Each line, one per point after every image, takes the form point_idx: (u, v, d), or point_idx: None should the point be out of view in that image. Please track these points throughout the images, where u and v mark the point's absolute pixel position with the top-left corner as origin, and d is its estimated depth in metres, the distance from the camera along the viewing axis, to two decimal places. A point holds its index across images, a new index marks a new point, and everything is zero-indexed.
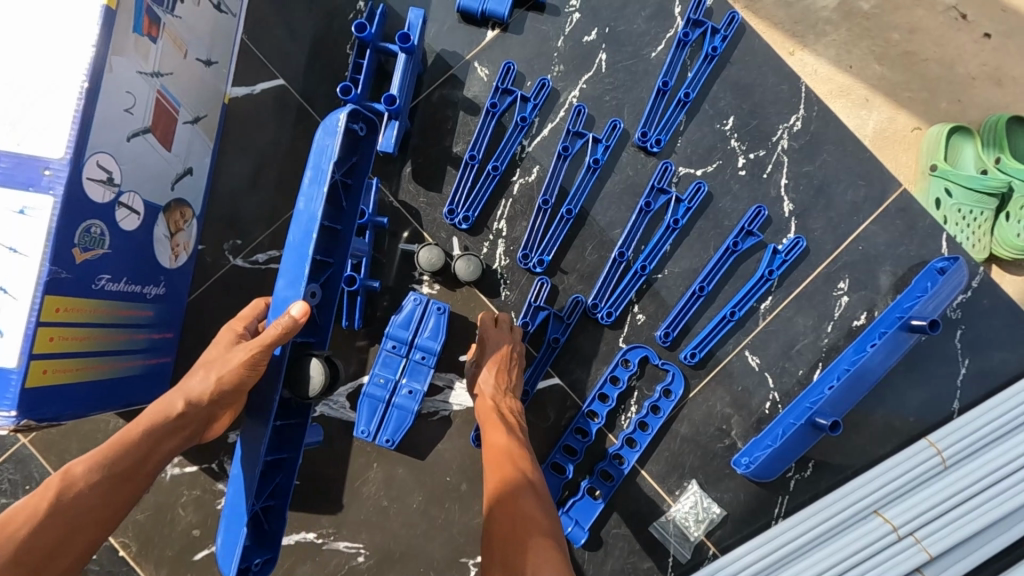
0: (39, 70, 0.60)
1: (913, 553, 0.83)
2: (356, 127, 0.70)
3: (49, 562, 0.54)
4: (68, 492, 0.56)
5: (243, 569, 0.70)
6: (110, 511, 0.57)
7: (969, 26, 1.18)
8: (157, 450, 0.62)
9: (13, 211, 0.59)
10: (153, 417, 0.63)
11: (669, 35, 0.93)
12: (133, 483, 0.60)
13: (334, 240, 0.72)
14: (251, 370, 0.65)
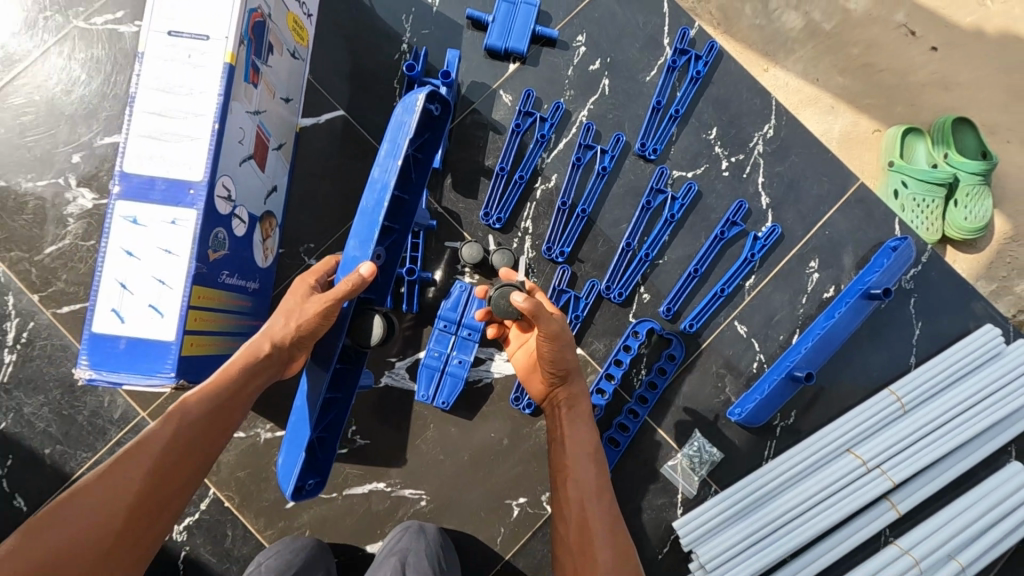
0: (182, 115, 0.79)
1: (879, 482, 1.01)
2: (433, 108, 0.87)
3: (179, 471, 0.66)
4: (183, 419, 0.68)
5: (301, 488, 0.87)
6: (217, 434, 0.71)
7: (917, 40, 1.38)
8: (248, 386, 0.77)
9: (167, 222, 0.78)
10: (241, 359, 0.78)
11: (659, 62, 1.12)
12: (231, 410, 0.74)
13: (400, 208, 0.88)
14: (321, 320, 0.81)
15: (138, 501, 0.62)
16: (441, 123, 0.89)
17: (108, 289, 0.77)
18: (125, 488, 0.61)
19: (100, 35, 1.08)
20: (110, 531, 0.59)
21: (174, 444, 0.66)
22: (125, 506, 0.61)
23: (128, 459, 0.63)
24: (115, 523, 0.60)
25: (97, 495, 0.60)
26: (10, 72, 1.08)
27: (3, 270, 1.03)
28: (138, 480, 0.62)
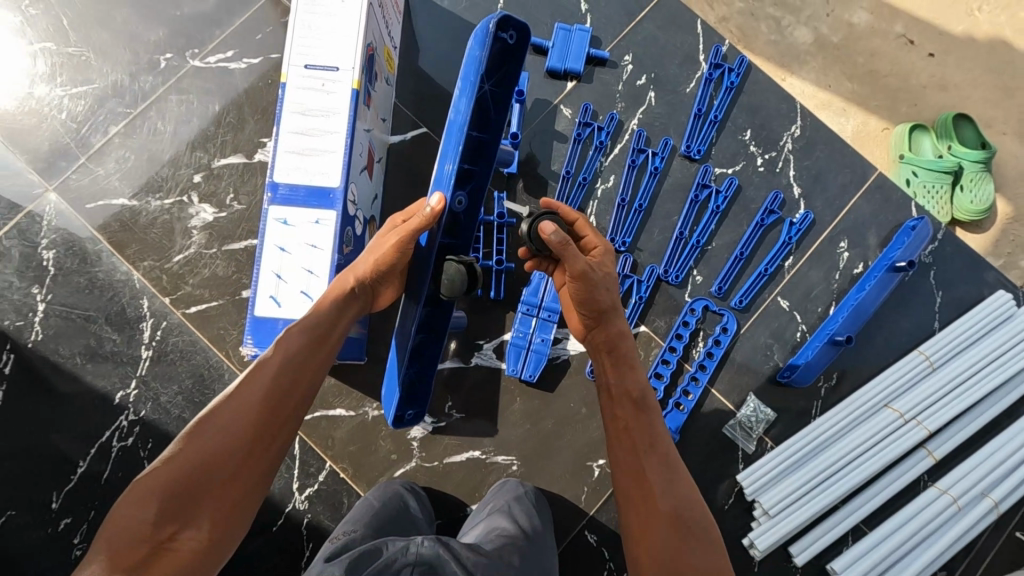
0: (320, 134, 0.95)
1: (916, 430, 1.15)
2: (507, 35, 0.87)
3: (287, 395, 0.76)
4: (278, 355, 0.78)
5: (402, 417, 0.97)
6: (313, 362, 0.80)
7: (915, 48, 1.55)
8: (339, 319, 0.85)
9: (311, 222, 0.94)
10: (329, 297, 0.86)
11: (697, 76, 1.29)
12: (324, 341, 0.82)
13: (480, 148, 0.90)
14: (395, 253, 0.85)
15: (250, 423, 0.73)
16: (520, 51, 0.89)
17: (266, 279, 0.93)
18: (239, 414, 0.73)
19: (214, 73, 1.26)
20: (234, 445, 0.71)
21: (275, 375, 0.77)
22: (243, 427, 0.72)
23: (241, 390, 0.75)
24: (236, 440, 0.72)
25: (221, 419, 0.73)
26: (138, 108, 1.25)
27: (139, 278, 1.19)
28: (250, 406, 0.74)
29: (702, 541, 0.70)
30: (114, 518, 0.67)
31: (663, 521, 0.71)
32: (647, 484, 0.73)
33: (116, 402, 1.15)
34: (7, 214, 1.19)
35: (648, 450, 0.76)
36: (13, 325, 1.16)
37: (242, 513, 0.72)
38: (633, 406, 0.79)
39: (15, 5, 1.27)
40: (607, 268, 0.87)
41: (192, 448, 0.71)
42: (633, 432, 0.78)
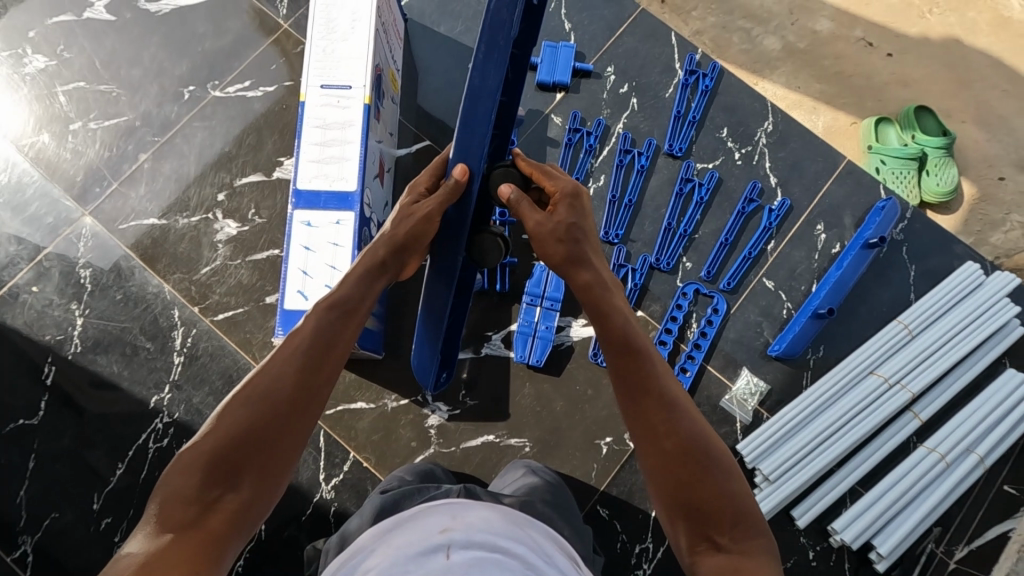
0: (337, 144, 1.06)
1: (900, 393, 1.22)
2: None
3: (321, 366, 0.76)
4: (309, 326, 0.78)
5: (438, 380, 1.10)
6: (343, 332, 0.79)
7: (875, 49, 1.69)
8: (369, 290, 0.85)
9: (333, 222, 1.04)
10: (356, 269, 0.86)
11: (675, 82, 1.41)
12: (353, 311, 0.82)
13: (507, 112, 0.86)
14: (426, 222, 0.86)
15: (284, 390, 0.72)
16: (543, 9, 0.80)
17: (294, 276, 1.03)
18: (273, 382, 0.72)
19: (234, 101, 1.38)
20: (270, 411, 0.71)
21: (305, 345, 0.76)
22: (278, 394, 0.72)
23: (274, 361, 0.75)
24: (270, 407, 0.71)
25: (255, 388, 0.72)
26: (165, 136, 1.37)
27: (169, 290, 1.29)
28: (284, 375, 0.73)
29: (718, 470, 0.70)
30: (164, 489, 0.67)
31: (677, 462, 0.70)
32: (654, 428, 0.72)
33: (151, 405, 1.23)
34: (48, 238, 1.31)
35: (649, 394, 0.74)
36: (54, 339, 1.26)
37: (281, 481, 0.71)
38: (627, 354, 0.77)
39: (52, 51, 1.40)
40: (577, 209, 0.87)
41: (229, 417, 0.70)
42: (632, 381, 0.75)
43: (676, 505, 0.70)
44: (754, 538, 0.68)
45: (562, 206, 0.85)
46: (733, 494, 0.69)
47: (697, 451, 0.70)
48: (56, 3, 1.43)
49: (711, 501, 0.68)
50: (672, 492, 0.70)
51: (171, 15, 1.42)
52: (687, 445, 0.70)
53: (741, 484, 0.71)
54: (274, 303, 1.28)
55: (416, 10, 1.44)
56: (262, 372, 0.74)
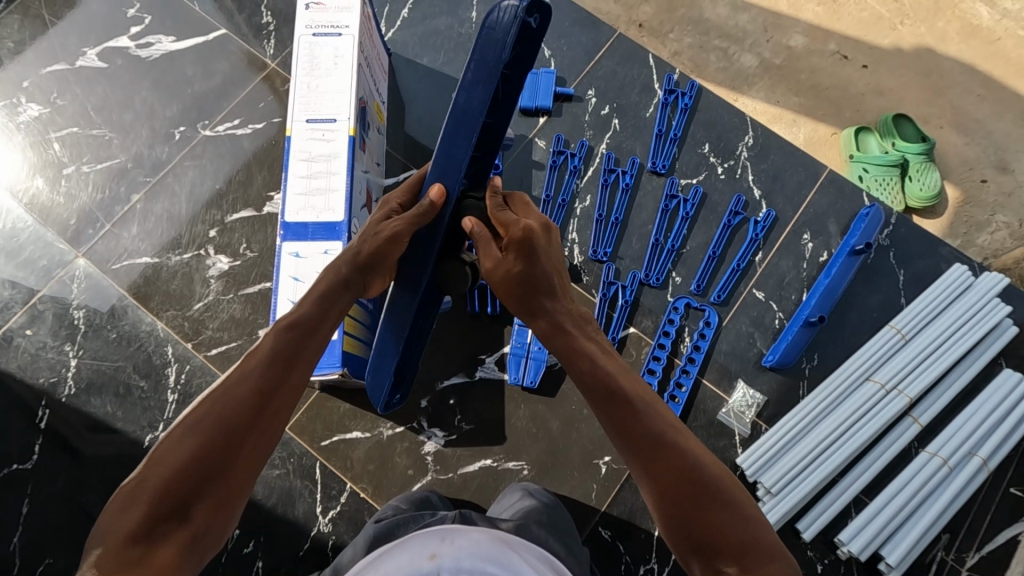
0: (324, 176, 1.08)
1: (897, 399, 1.21)
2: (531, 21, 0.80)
3: (278, 388, 0.74)
4: (265, 348, 0.78)
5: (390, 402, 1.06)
6: (302, 353, 0.78)
7: (850, 62, 1.73)
8: (330, 309, 0.84)
9: (321, 252, 1.06)
10: (316, 288, 0.85)
11: (654, 102, 1.44)
12: (311, 329, 0.81)
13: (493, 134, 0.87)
14: (394, 242, 0.85)
15: (238, 413, 0.70)
16: (538, 34, 0.82)
17: (283, 307, 1.04)
18: (225, 406, 0.70)
19: (224, 139, 1.41)
20: (225, 436, 0.68)
21: (261, 367, 0.75)
22: (232, 419, 0.69)
23: (227, 384, 0.73)
24: (223, 431, 0.68)
25: (206, 413, 0.69)
26: (157, 176, 1.39)
27: (163, 327, 1.29)
28: (238, 398, 0.71)
29: (716, 500, 0.66)
30: (104, 530, 0.63)
31: (666, 499, 0.67)
32: (637, 466, 0.69)
33: (146, 444, 1.23)
34: (42, 281, 1.32)
35: (632, 434, 0.70)
36: (47, 381, 1.26)
37: (234, 508, 0.68)
38: (602, 396, 0.74)
39: (46, 99, 1.44)
40: (528, 254, 0.82)
41: (178, 447, 0.67)
42: (612, 421, 0.72)
43: (682, 539, 0.66)
44: (771, 563, 0.63)
45: (512, 252, 0.82)
46: (741, 522, 0.65)
47: (691, 481, 0.67)
48: (50, 53, 1.47)
49: (715, 532, 0.64)
50: (667, 528, 0.67)
51: (161, 59, 1.46)
52: (677, 478, 0.67)
53: (749, 509, 0.67)
54: (266, 335, 1.28)
55: (398, 44, 1.48)
56: (214, 398, 0.72)
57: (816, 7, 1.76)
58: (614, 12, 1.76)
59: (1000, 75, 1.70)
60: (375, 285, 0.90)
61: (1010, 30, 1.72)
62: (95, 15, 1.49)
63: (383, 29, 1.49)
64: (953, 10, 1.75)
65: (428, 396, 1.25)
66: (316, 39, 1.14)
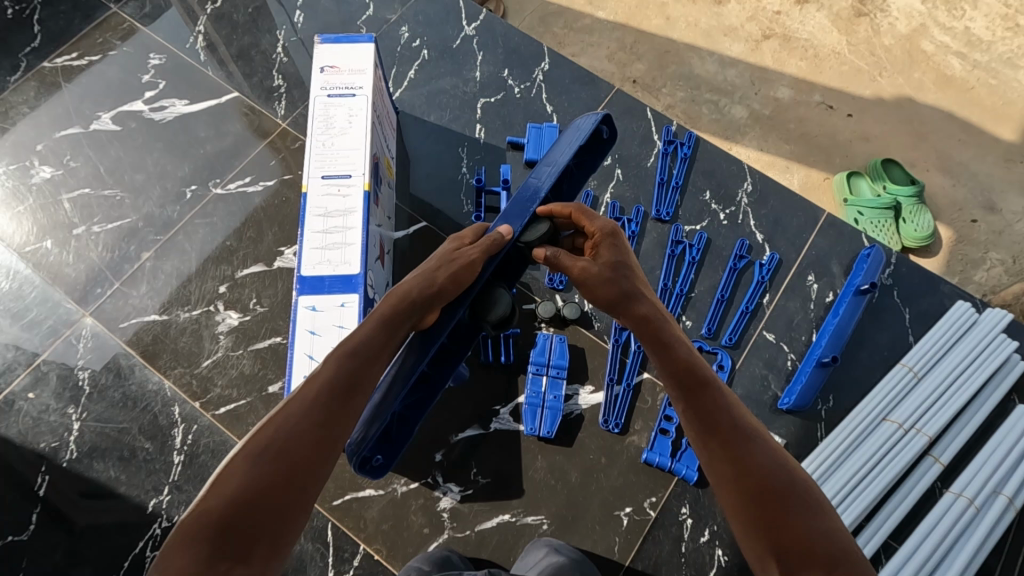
0: (340, 230, 1.10)
1: (917, 438, 1.21)
2: (604, 131, 1.07)
3: (337, 422, 0.72)
4: (324, 379, 0.75)
5: (368, 461, 0.89)
6: (361, 385, 0.76)
7: (836, 111, 1.81)
8: (388, 339, 0.80)
9: (338, 305, 1.06)
10: (375, 316, 0.82)
11: (655, 152, 1.49)
12: (374, 359, 0.78)
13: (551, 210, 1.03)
14: (468, 269, 0.87)
15: (302, 445, 0.68)
16: (608, 143, 1.08)
17: (300, 361, 1.02)
18: (288, 436, 0.68)
19: (235, 197, 1.43)
20: (287, 471, 0.66)
21: (324, 398, 0.73)
22: (294, 452, 0.67)
23: (286, 417, 0.70)
24: (287, 465, 0.66)
25: (272, 444, 0.67)
26: (167, 234, 1.40)
27: (170, 386, 1.27)
28: (301, 430, 0.69)
29: (802, 506, 0.64)
30: (160, 570, 0.59)
31: (751, 496, 0.65)
32: (725, 459, 0.68)
33: (149, 510, 1.18)
34: (45, 343, 1.30)
35: (716, 430, 0.70)
36: (49, 447, 1.22)
37: (289, 548, 0.64)
38: (691, 385, 0.74)
39: (59, 162, 1.46)
40: (617, 247, 0.90)
41: (238, 476, 0.65)
42: (699, 414, 0.72)
43: (767, 539, 0.63)
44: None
45: (603, 248, 0.89)
46: (828, 536, 0.62)
47: (780, 487, 0.65)
48: (64, 118, 1.51)
49: (801, 534, 0.62)
50: (747, 529, 0.64)
51: (174, 121, 1.50)
52: (764, 479, 0.66)
53: (838, 523, 0.64)
54: (277, 391, 1.26)
55: (406, 103, 1.53)
56: (279, 428, 0.69)
57: (799, 62, 1.86)
58: (609, 70, 1.89)
59: (978, 120, 1.79)
60: (430, 320, 0.87)
61: (981, 79, 1.82)
62: (110, 81, 1.54)
63: (391, 89, 1.55)
64: (928, 62, 1.85)
65: (442, 449, 1.22)
66: (331, 100, 1.17)
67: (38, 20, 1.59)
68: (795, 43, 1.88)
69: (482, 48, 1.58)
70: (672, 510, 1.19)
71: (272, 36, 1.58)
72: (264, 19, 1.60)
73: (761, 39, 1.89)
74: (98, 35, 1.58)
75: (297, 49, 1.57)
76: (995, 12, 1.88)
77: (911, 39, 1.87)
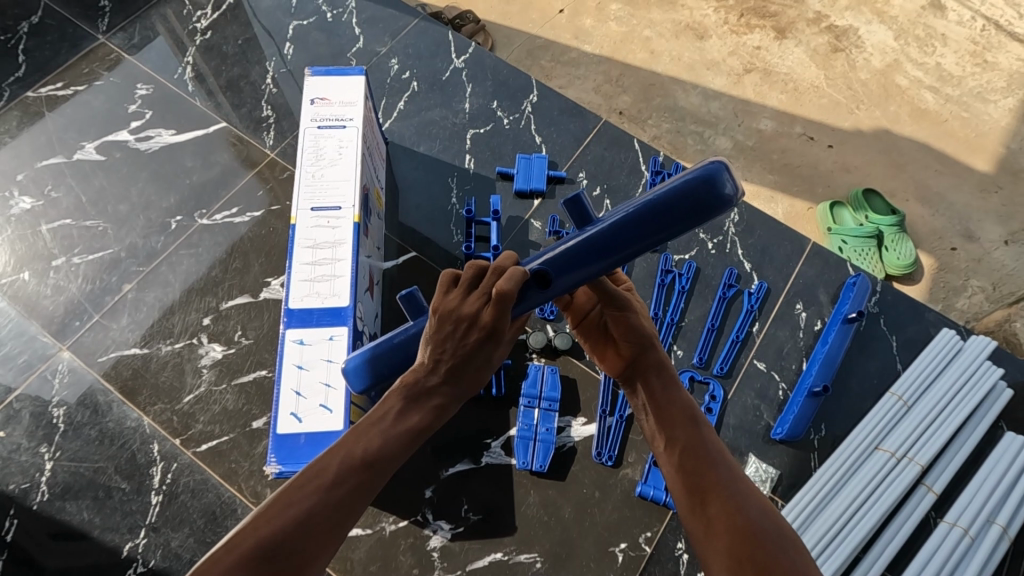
0: (330, 262, 1.08)
1: (910, 466, 1.21)
2: (725, 187, 0.74)
3: (351, 504, 0.64)
4: (343, 462, 0.65)
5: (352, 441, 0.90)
6: (382, 469, 0.67)
7: (816, 142, 1.86)
8: (409, 435, 0.70)
9: (326, 339, 1.04)
10: (396, 408, 0.71)
11: (642, 182, 1.51)
12: (389, 472, 0.67)
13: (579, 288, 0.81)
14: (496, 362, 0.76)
15: (304, 561, 0.59)
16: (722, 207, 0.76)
17: (286, 397, 1.00)
18: (301, 526, 0.60)
19: (221, 227, 1.41)
20: (294, 549, 0.59)
21: (334, 501, 0.63)
22: (303, 531, 0.60)
23: (303, 491, 0.63)
24: (293, 552, 0.59)
25: (271, 551, 0.58)
26: (150, 265, 1.37)
27: (149, 422, 1.22)
28: (314, 507, 0.62)
29: (792, 549, 0.63)
30: None
31: (741, 533, 0.64)
32: (714, 497, 0.68)
33: (125, 554, 1.13)
34: (20, 378, 1.26)
35: (702, 478, 0.70)
36: (18, 488, 1.17)
37: None
38: (686, 425, 0.76)
39: (40, 192, 1.44)
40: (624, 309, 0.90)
41: (244, 545, 0.58)
42: (691, 452, 0.73)
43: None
44: None
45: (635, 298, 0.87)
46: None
47: (768, 529, 0.65)
48: (47, 147, 1.49)
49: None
50: None
51: (160, 151, 1.49)
52: (754, 515, 0.66)
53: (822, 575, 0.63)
54: (261, 427, 1.22)
55: (396, 134, 1.54)
56: (278, 531, 0.59)
57: (780, 95, 1.91)
58: (596, 101, 1.92)
59: (954, 151, 1.84)
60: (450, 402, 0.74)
61: (954, 112, 1.88)
62: (95, 111, 1.53)
63: (381, 120, 1.55)
64: (902, 96, 1.91)
65: (432, 485, 1.19)
66: (321, 131, 1.17)
67: (24, 50, 1.58)
68: (776, 77, 1.93)
69: (471, 80, 1.60)
70: (667, 545, 1.16)
71: (261, 67, 1.59)
72: (254, 51, 1.61)
73: (742, 72, 1.94)
74: (84, 65, 1.58)
75: (286, 80, 1.58)
76: (964, 49, 1.96)
77: (886, 74, 1.94)
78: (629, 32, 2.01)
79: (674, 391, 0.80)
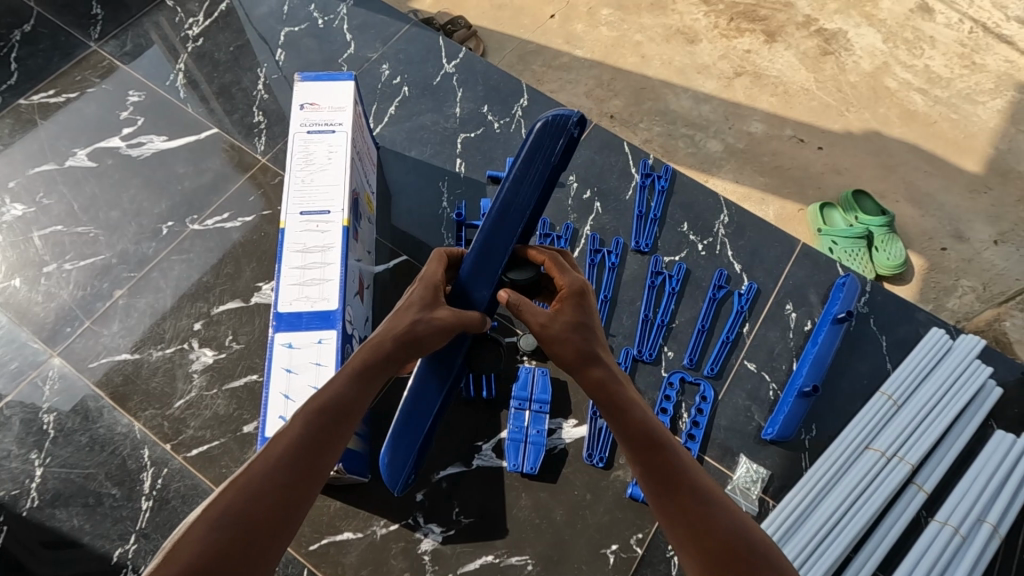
0: (320, 266, 1.09)
1: (900, 466, 1.21)
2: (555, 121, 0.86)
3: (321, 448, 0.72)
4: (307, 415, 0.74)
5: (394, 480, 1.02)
6: (344, 417, 0.75)
7: (806, 144, 1.87)
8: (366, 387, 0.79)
9: (315, 342, 1.04)
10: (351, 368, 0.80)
11: (632, 184, 1.51)
12: (352, 415, 0.76)
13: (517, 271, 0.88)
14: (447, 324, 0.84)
15: (282, 493, 0.67)
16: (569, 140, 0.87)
17: (275, 401, 1.00)
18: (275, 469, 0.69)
19: (212, 233, 1.41)
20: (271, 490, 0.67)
21: (285, 470, 0.69)
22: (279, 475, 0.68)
23: (275, 444, 0.72)
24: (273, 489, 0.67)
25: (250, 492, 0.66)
26: (141, 271, 1.37)
27: (140, 427, 1.22)
28: (284, 454, 0.70)
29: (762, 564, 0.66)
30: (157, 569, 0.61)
31: (710, 559, 0.67)
32: (682, 525, 0.69)
33: (115, 560, 1.12)
34: (11, 385, 1.26)
35: (673, 501, 0.71)
36: (8, 495, 1.17)
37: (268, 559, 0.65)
38: (649, 447, 0.75)
39: (31, 199, 1.44)
40: (582, 308, 0.84)
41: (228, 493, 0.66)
42: (657, 477, 0.73)
43: None
44: None
45: (568, 305, 0.83)
46: None
47: (739, 549, 0.67)
48: (40, 154, 1.49)
49: None
50: None
51: (151, 157, 1.49)
52: (724, 537, 0.67)
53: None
54: (252, 432, 1.22)
55: (387, 139, 1.55)
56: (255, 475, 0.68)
57: (769, 98, 1.93)
58: (588, 105, 1.93)
59: (943, 152, 1.85)
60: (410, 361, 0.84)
61: (943, 114, 1.90)
62: (87, 117, 1.54)
63: (372, 125, 1.56)
64: (892, 98, 1.92)
65: (424, 488, 1.19)
66: (311, 136, 1.18)
67: (16, 58, 1.59)
68: (766, 80, 1.95)
69: (462, 84, 1.61)
70: (659, 547, 1.16)
71: (253, 74, 1.60)
72: (246, 58, 1.62)
73: (733, 76, 1.96)
74: (76, 73, 1.59)
75: (278, 86, 1.58)
76: (952, 51, 1.97)
77: (875, 76, 1.95)
78: (620, 37, 2.02)
79: (632, 414, 0.77)
